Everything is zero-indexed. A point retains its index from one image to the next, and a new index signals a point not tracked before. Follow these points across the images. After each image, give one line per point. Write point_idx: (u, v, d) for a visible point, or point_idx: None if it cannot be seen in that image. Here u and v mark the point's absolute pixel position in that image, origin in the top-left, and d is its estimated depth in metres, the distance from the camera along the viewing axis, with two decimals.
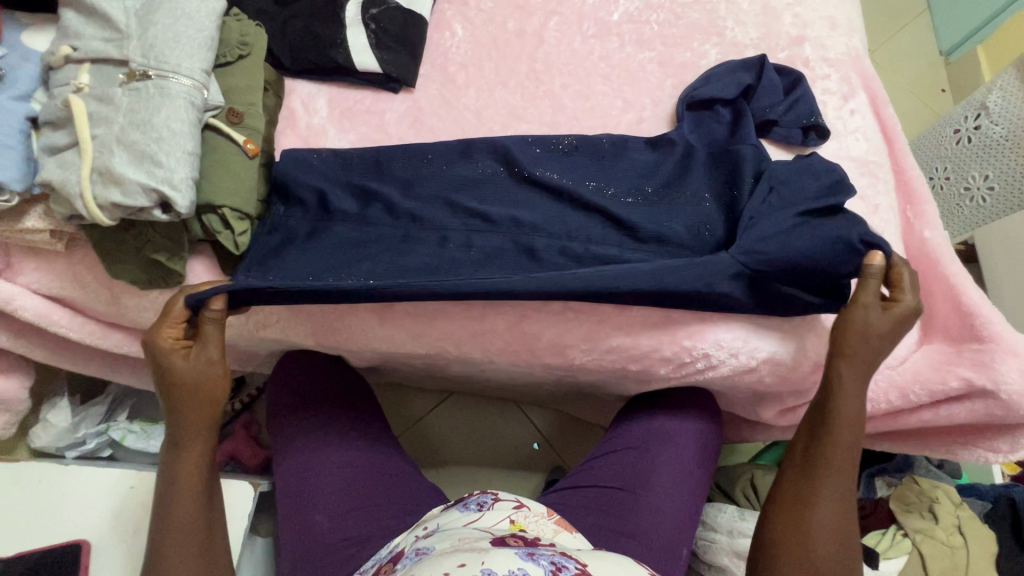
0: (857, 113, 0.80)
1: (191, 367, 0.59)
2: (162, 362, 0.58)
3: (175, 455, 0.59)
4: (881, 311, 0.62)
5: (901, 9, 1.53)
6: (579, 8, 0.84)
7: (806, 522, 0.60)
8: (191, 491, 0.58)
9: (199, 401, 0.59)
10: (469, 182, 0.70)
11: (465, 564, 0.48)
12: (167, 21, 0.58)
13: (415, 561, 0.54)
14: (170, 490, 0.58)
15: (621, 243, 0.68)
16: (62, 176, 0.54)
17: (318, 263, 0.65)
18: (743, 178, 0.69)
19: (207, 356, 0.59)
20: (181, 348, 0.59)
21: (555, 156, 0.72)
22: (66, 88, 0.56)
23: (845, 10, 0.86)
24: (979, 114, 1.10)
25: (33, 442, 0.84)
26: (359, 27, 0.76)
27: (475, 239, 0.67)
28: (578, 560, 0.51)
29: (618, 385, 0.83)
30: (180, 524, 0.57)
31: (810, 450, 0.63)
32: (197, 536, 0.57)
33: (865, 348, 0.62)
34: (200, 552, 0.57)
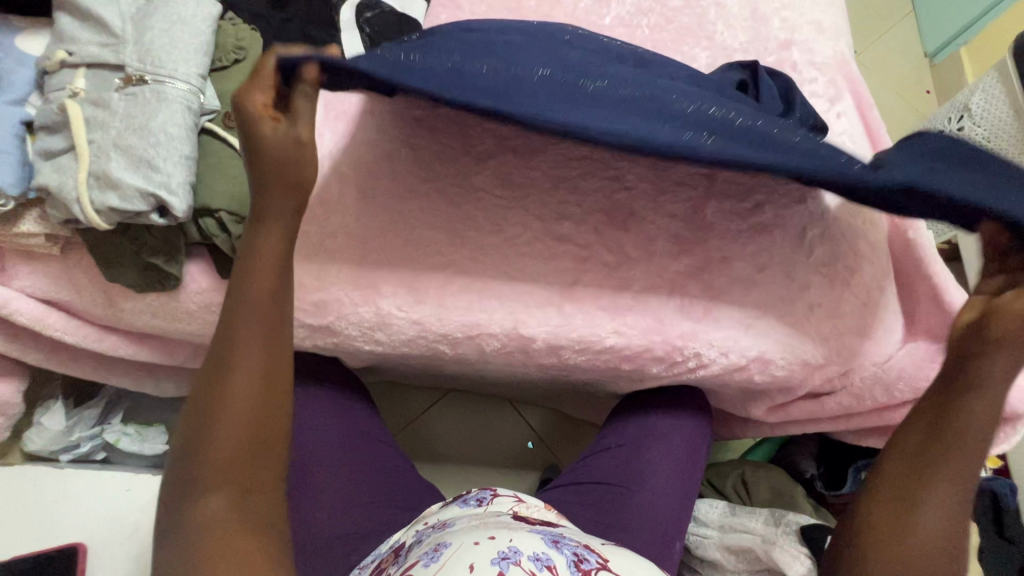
0: (843, 116, 0.83)
1: (277, 139, 0.50)
2: (250, 127, 0.50)
3: (252, 238, 0.52)
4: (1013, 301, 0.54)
5: (887, 11, 1.56)
6: (572, 12, 0.85)
7: (913, 521, 0.54)
8: (263, 282, 0.50)
9: (284, 179, 0.51)
10: (646, 126, 0.53)
11: (495, 537, 0.50)
12: (163, 26, 0.58)
13: (439, 533, 0.57)
14: (241, 274, 0.51)
15: (668, 61, 0.67)
16: (59, 181, 0.54)
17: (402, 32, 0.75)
18: (968, 168, 0.57)
19: (298, 139, 0.51)
20: (270, 119, 0.51)
21: (697, 141, 0.52)
22: (62, 92, 0.56)
23: (832, 15, 0.88)
24: (963, 116, 1.13)
25: (26, 445, 0.82)
26: (353, 31, 0.76)
27: (565, 49, 0.62)
28: (600, 553, 0.52)
29: (611, 383, 0.85)
30: (248, 320, 0.49)
31: (941, 423, 0.56)
32: (264, 345, 0.50)
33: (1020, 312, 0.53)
34: (266, 361, 0.49)
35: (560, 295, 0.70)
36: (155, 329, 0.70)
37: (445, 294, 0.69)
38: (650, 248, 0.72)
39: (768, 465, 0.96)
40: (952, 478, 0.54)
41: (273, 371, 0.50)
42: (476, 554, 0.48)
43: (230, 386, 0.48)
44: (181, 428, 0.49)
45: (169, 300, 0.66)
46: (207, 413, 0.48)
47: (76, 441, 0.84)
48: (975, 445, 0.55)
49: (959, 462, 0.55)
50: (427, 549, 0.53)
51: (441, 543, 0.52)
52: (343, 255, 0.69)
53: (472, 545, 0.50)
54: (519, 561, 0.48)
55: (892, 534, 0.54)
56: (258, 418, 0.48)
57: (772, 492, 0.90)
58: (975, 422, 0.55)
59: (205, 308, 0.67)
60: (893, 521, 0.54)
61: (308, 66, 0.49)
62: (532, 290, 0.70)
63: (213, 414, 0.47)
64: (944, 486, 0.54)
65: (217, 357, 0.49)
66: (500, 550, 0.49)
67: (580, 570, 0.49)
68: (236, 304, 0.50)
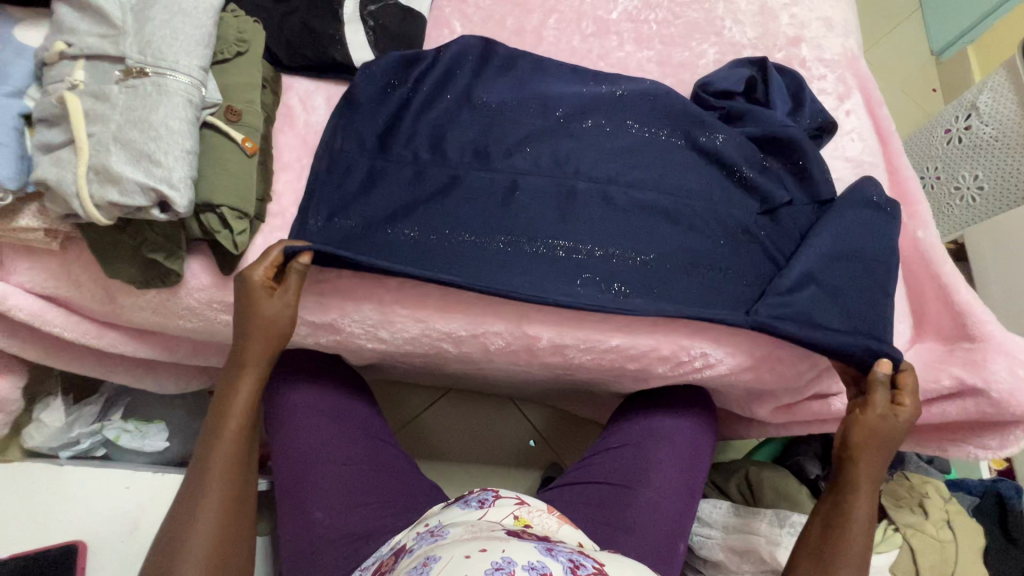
0: (852, 114, 0.82)
1: (272, 309, 0.59)
2: (247, 294, 0.59)
3: (231, 388, 0.60)
4: (875, 415, 0.63)
5: (893, 10, 1.54)
6: (578, 6, 0.84)
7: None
8: (240, 431, 0.59)
9: (265, 339, 0.60)
10: (562, 289, 0.66)
11: (487, 549, 0.50)
12: (164, 17, 0.57)
13: (433, 543, 0.56)
14: (219, 422, 0.58)
15: (629, 160, 0.72)
16: (57, 175, 0.53)
17: (377, 73, 0.72)
18: (850, 289, 0.68)
19: (285, 306, 0.60)
20: (268, 291, 0.60)
21: (603, 297, 0.66)
22: (61, 85, 0.55)
23: (842, 11, 0.87)
24: (970, 114, 1.12)
25: (24, 441, 0.81)
26: (357, 24, 0.74)
27: (520, 180, 0.70)
28: (596, 559, 0.53)
29: (616, 383, 0.84)
30: (223, 464, 0.57)
31: (831, 526, 0.62)
32: (228, 493, 0.57)
33: (881, 428, 0.63)
34: (234, 498, 0.57)
35: None
36: (155, 326, 0.69)
37: (449, 292, 0.68)
38: None
39: (775, 466, 0.95)
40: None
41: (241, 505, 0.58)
42: (470, 566, 0.48)
43: (198, 523, 0.55)
44: (147, 560, 0.55)
45: (169, 296, 0.65)
46: (173, 549, 0.54)
47: (76, 438, 0.84)
48: (861, 544, 0.61)
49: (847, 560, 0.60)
50: (416, 565, 0.52)
51: (429, 558, 0.51)
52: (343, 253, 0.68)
53: (463, 559, 0.49)
54: (514, 571, 0.47)
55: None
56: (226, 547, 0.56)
57: (779, 493, 0.89)
58: (857, 525, 0.62)
59: (205, 305, 0.66)
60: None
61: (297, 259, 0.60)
62: None
63: (182, 551, 0.54)
64: None
65: (191, 494, 0.56)
66: (493, 561, 0.48)
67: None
68: (215, 447, 0.57)
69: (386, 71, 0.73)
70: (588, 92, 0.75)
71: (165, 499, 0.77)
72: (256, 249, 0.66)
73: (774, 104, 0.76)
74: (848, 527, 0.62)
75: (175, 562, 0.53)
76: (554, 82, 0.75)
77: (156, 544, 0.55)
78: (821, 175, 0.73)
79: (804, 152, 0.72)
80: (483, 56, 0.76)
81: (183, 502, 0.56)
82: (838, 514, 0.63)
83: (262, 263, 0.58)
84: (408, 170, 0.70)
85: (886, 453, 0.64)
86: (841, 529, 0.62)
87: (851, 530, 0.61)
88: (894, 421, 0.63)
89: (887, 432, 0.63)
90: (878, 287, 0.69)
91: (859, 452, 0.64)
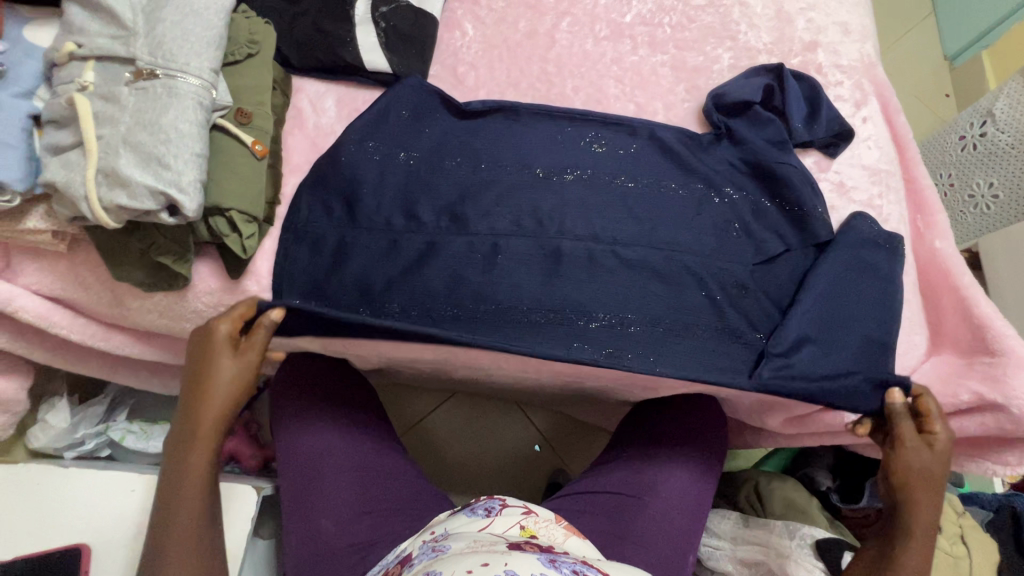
0: (869, 121, 0.80)
1: (230, 367, 0.60)
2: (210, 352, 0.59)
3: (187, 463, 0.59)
4: (915, 449, 0.65)
5: (907, 13, 1.52)
6: (591, 9, 0.83)
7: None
8: (196, 505, 0.58)
9: (226, 399, 0.60)
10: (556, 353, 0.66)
11: (488, 563, 0.49)
12: (175, 18, 0.56)
13: (434, 556, 0.55)
14: (178, 493, 0.58)
15: (618, 214, 0.70)
16: (66, 177, 0.52)
17: (347, 132, 0.70)
18: (838, 350, 0.68)
19: (250, 364, 0.60)
20: (229, 349, 0.60)
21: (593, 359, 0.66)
22: (70, 86, 0.54)
23: (859, 16, 0.86)
24: (985, 121, 1.10)
25: (30, 442, 0.82)
26: (368, 25, 0.73)
27: (500, 243, 0.68)
28: (597, 569, 0.52)
29: (625, 390, 0.83)
30: (181, 543, 0.57)
31: (883, 553, 0.66)
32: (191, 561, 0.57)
33: (924, 464, 0.64)
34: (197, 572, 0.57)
35: None
36: (162, 329, 0.68)
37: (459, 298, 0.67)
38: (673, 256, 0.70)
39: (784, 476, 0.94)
40: None
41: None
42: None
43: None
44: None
45: (178, 299, 0.65)
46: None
47: (81, 439, 0.84)
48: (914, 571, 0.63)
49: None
50: None
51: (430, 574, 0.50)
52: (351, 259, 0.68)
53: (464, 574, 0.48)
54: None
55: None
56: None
57: (786, 503, 0.87)
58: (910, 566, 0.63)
59: (213, 308, 0.66)
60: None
61: (264, 317, 0.60)
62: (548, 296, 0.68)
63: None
64: None
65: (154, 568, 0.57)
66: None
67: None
68: (175, 522, 0.57)
69: (362, 131, 0.70)
70: (568, 142, 0.73)
71: None
72: (265, 254, 0.67)
73: (790, 112, 0.76)
74: (900, 559, 0.64)
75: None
76: (538, 132, 0.73)
77: None
78: (816, 217, 0.71)
79: (800, 197, 0.71)
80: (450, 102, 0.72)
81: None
82: (889, 550, 0.65)
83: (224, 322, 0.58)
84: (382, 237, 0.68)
85: (934, 483, 0.65)
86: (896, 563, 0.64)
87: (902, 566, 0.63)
88: (928, 454, 0.65)
89: (931, 466, 0.64)
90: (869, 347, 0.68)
91: (908, 485, 0.65)
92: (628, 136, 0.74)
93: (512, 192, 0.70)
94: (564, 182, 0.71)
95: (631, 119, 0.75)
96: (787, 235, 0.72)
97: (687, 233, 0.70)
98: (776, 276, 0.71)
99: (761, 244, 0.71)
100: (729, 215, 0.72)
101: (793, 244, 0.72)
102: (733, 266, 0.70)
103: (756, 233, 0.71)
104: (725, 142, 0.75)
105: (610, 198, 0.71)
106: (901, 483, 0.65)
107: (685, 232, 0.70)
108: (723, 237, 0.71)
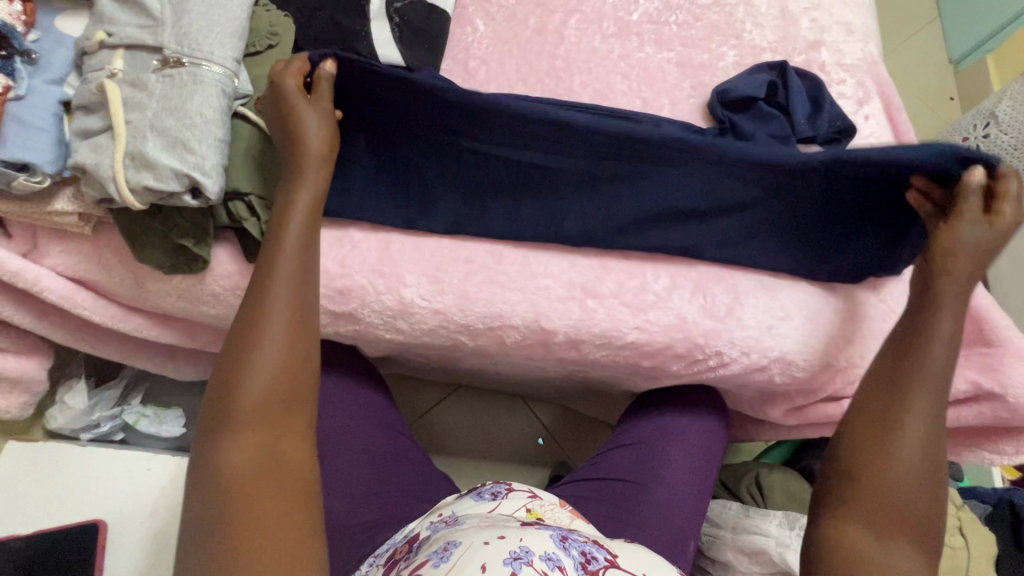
0: (871, 118, 0.82)
1: (311, 119, 0.57)
2: (281, 91, 0.57)
3: (279, 231, 0.53)
4: (970, 225, 0.57)
5: (912, 17, 1.54)
6: (600, 7, 0.85)
7: (892, 443, 0.51)
8: (299, 247, 0.53)
9: (316, 141, 0.57)
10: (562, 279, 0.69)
11: (505, 537, 0.51)
12: (201, 10, 0.58)
13: (449, 530, 0.57)
14: (270, 261, 0.51)
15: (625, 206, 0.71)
16: (95, 160, 0.55)
17: None
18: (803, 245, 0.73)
19: (326, 111, 0.59)
20: (304, 98, 0.58)
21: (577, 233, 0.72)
22: (100, 73, 0.57)
23: (863, 16, 0.88)
24: (989, 122, 1.12)
25: (49, 422, 0.86)
26: (383, 20, 0.75)
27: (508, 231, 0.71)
28: (608, 550, 0.54)
29: (628, 380, 0.84)
30: (284, 286, 0.50)
31: (901, 347, 0.56)
32: (289, 308, 0.50)
33: (976, 238, 0.57)
34: (289, 366, 0.48)
35: (582, 291, 0.70)
36: (179, 312, 0.71)
37: (468, 285, 0.69)
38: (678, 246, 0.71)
39: (784, 468, 0.95)
40: (926, 402, 0.52)
41: (300, 359, 0.49)
42: (488, 553, 0.49)
43: (253, 369, 0.47)
44: (200, 431, 0.47)
45: (196, 282, 0.67)
46: (227, 398, 0.46)
47: (97, 421, 0.87)
48: (939, 363, 0.54)
49: (923, 383, 0.53)
50: (437, 548, 0.53)
51: (451, 542, 0.52)
52: (365, 244, 0.69)
53: (482, 545, 0.50)
54: (532, 561, 0.48)
55: (871, 449, 0.51)
56: (288, 394, 0.48)
57: (789, 496, 0.89)
58: (943, 333, 0.55)
59: (229, 292, 0.68)
60: (873, 447, 0.51)
61: (325, 70, 0.59)
62: (554, 284, 0.69)
63: (234, 404, 0.46)
64: (913, 427, 0.51)
65: (239, 344, 0.48)
66: (511, 550, 0.49)
67: (587, 572, 0.50)
68: (263, 294, 0.50)
69: None
70: None
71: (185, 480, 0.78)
72: None
73: (793, 108, 0.77)
74: (929, 347, 0.55)
75: (230, 410, 0.46)
76: None
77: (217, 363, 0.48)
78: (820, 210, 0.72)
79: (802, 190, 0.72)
80: None
81: (231, 354, 0.48)
82: (913, 337, 0.56)
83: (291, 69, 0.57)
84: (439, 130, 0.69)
85: (984, 265, 0.58)
86: (923, 343, 0.55)
87: (930, 353, 0.54)
88: (989, 231, 0.57)
89: (985, 242, 0.57)
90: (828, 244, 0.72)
91: (950, 272, 0.57)
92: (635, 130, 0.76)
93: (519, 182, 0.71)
94: None
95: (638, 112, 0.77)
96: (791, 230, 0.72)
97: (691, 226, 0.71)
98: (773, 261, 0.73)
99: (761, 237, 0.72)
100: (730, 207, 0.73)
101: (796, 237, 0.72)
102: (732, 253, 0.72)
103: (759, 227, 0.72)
104: (729, 135, 0.76)
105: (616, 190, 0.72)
106: (946, 263, 0.57)
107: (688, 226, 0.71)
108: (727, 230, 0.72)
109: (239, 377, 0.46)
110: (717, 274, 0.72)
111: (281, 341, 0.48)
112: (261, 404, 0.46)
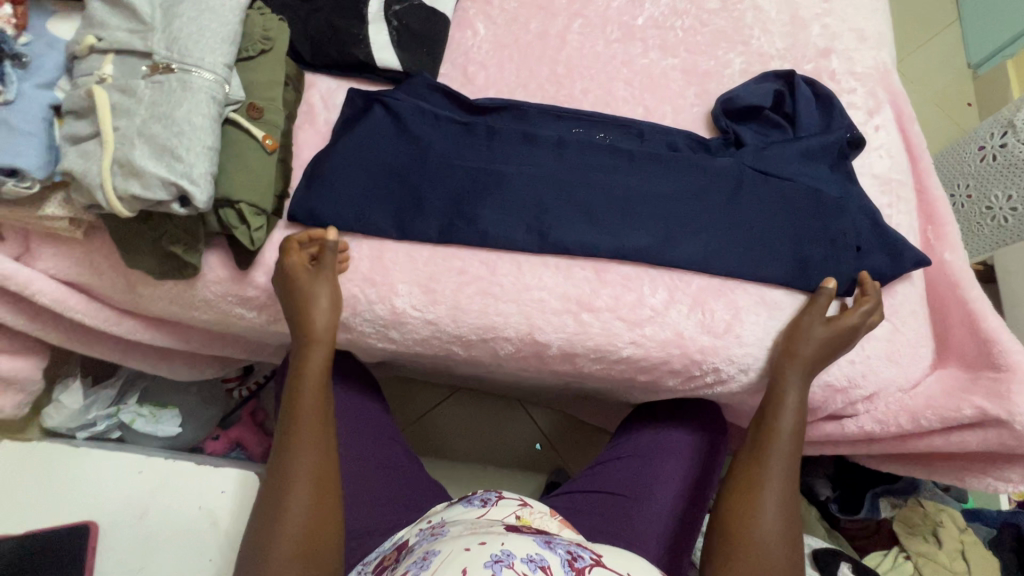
0: (882, 129, 0.80)
1: (319, 295, 0.63)
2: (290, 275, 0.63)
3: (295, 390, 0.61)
4: (815, 325, 0.67)
5: (931, 20, 1.50)
6: (604, 12, 0.83)
7: (755, 508, 0.61)
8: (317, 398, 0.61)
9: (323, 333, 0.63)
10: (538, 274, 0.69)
11: (485, 542, 0.50)
12: (191, 15, 0.57)
13: (432, 539, 0.57)
14: (293, 418, 0.60)
15: (620, 217, 0.70)
16: (83, 167, 0.54)
17: (356, 127, 0.71)
18: (768, 234, 0.71)
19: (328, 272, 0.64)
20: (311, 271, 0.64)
21: (535, 233, 0.69)
22: (90, 78, 0.56)
23: (876, 23, 0.85)
24: (1006, 132, 1.08)
25: (45, 421, 0.86)
26: (381, 23, 0.74)
27: (502, 237, 0.69)
28: (593, 550, 0.53)
29: (624, 392, 0.83)
30: (309, 438, 0.59)
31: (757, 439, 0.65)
32: (314, 454, 0.59)
33: (811, 344, 0.66)
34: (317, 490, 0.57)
35: (577, 304, 0.68)
36: (172, 316, 0.70)
37: (460, 295, 0.67)
38: (677, 260, 0.69)
39: None
40: (776, 473, 0.63)
41: (325, 494, 0.58)
42: (467, 558, 0.48)
43: (287, 515, 0.55)
44: (243, 567, 0.55)
45: (187, 288, 0.66)
46: (266, 548, 0.54)
47: (93, 419, 0.88)
48: (788, 442, 0.64)
49: (775, 458, 0.64)
50: (416, 559, 0.53)
51: (429, 551, 0.52)
52: (358, 253, 0.68)
53: (462, 552, 0.49)
54: (513, 564, 0.47)
55: (735, 536, 0.60)
56: (319, 526, 0.56)
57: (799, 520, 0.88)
58: (790, 407, 0.65)
59: (221, 298, 0.67)
60: (737, 508, 0.62)
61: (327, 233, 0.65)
62: (549, 296, 0.68)
63: (273, 552, 0.54)
64: (770, 492, 0.62)
65: (275, 493, 0.57)
66: (491, 554, 0.48)
67: (574, 569, 0.49)
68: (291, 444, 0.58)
69: (370, 128, 0.71)
70: (576, 141, 0.74)
71: (175, 482, 0.78)
72: (273, 246, 0.66)
73: (799, 119, 0.76)
74: (778, 422, 0.65)
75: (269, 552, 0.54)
76: (545, 130, 0.75)
77: (255, 512, 0.57)
78: (819, 226, 0.72)
79: (795, 202, 0.72)
80: (455, 96, 0.74)
81: (270, 504, 0.57)
82: (767, 415, 0.66)
83: (292, 247, 0.63)
84: (432, 135, 0.71)
85: (830, 357, 0.66)
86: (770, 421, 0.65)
87: (779, 423, 0.65)
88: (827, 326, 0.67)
89: (826, 338, 0.66)
90: (782, 231, 0.71)
91: (792, 358, 0.66)
92: (635, 138, 0.75)
93: (514, 188, 0.70)
94: (567, 181, 0.71)
95: (638, 121, 0.76)
96: (791, 245, 0.71)
97: (686, 234, 0.70)
98: (765, 265, 0.70)
99: (757, 249, 0.71)
100: (727, 216, 0.71)
101: (794, 251, 0.71)
102: (731, 264, 0.70)
103: (757, 240, 0.71)
104: (731, 146, 0.76)
105: (612, 198, 0.71)
106: (793, 346, 0.67)
107: (684, 238, 0.70)
108: (724, 240, 0.71)
109: (280, 519, 0.55)
110: (718, 287, 0.70)
111: (308, 479, 0.57)
112: (301, 537, 0.55)
